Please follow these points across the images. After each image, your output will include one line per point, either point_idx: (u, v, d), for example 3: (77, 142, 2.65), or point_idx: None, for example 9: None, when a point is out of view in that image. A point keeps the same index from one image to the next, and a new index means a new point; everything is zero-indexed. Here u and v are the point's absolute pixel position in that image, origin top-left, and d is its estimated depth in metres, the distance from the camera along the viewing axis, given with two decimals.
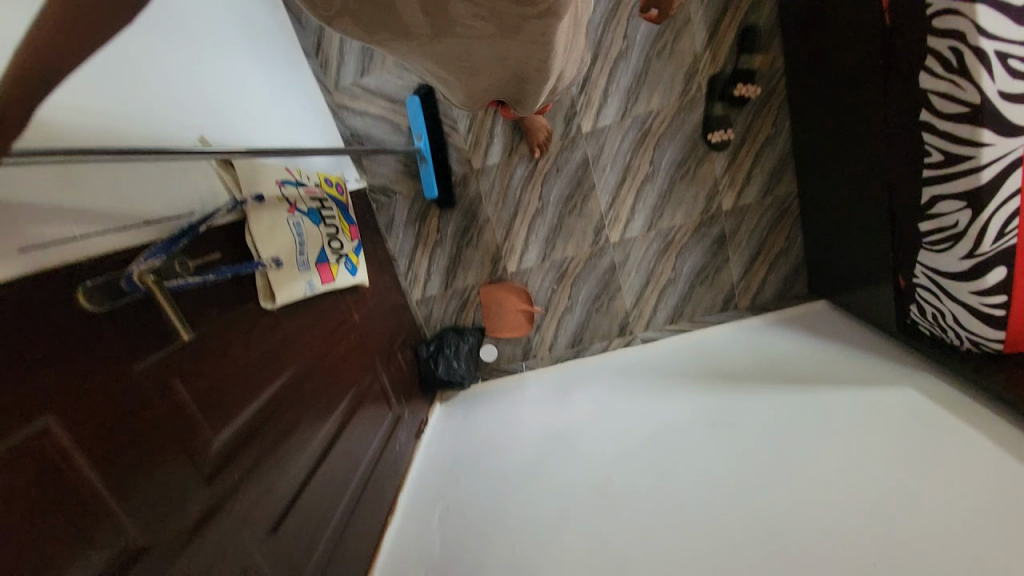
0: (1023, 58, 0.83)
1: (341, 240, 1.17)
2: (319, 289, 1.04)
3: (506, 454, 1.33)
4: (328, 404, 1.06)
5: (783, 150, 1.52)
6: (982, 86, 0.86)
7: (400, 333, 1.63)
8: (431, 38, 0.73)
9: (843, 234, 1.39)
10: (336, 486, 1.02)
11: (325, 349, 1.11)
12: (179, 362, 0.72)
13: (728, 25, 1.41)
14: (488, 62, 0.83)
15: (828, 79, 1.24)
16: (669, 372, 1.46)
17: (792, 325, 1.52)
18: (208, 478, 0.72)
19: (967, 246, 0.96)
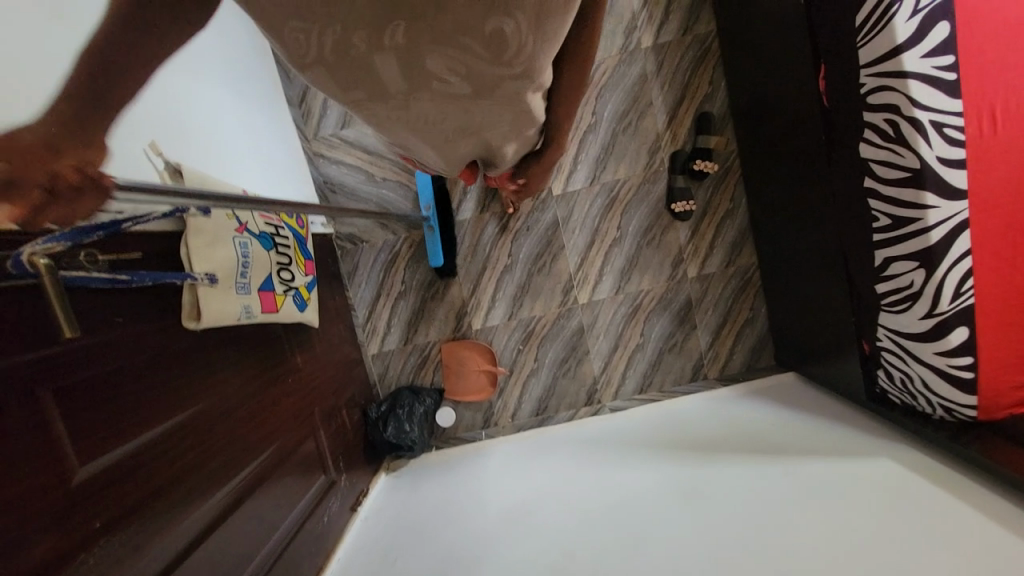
0: (953, 128, 0.93)
1: (292, 271, 1.12)
2: (257, 317, 0.95)
3: (452, 532, 1.14)
4: (245, 452, 0.91)
5: (742, 224, 1.59)
6: (920, 153, 0.93)
7: (350, 387, 1.49)
8: (405, 93, 0.65)
9: (803, 304, 1.41)
10: (238, 556, 0.83)
11: (253, 389, 0.99)
12: (59, 366, 0.62)
13: (686, 110, 1.53)
14: (463, 122, 0.76)
15: (777, 158, 1.34)
16: (636, 440, 1.36)
17: (761, 396, 1.47)
18: (60, 517, 0.57)
19: (926, 304, 0.98)
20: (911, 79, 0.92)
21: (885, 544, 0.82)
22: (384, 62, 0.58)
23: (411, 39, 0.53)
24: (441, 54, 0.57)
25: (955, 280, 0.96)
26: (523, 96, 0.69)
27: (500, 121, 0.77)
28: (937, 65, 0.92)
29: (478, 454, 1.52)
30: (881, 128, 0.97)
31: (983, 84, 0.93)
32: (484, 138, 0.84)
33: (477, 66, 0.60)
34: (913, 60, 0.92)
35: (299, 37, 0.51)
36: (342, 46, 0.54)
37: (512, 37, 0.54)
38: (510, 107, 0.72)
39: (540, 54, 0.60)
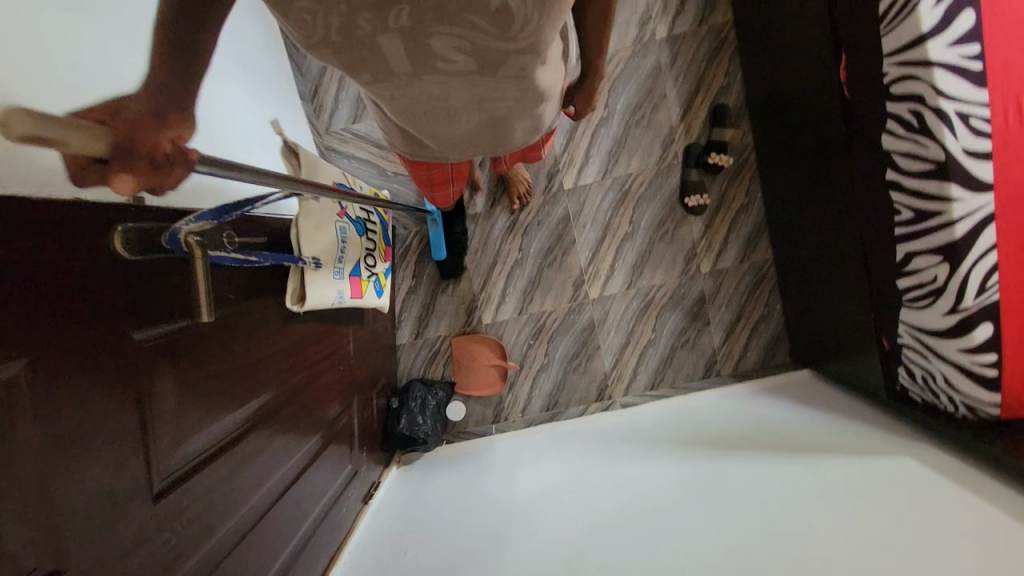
0: (980, 119, 0.90)
1: (375, 258, 1.23)
2: (346, 301, 1.07)
3: (475, 518, 1.17)
4: (298, 437, 0.96)
5: (755, 219, 1.56)
6: (945, 144, 0.90)
7: (379, 374, 1.51)
8: (409, 75, 0.69)
9: (820, 300, 1.38)
10: (275, 538, 0.85)
11: (311, 376, 1.05)
12: (179, 346, 0.69)
13: (700, 102, 1.50)
14: (467, 101, 0.79)
15: (793, 150, 1.32)
16: (652, 435, 1.36)
17: (777, 394, 1.44)
18: (158, 492, 0.62)
19: (950, 300, 0.95)
20: (936, 69, 0.89)
21: (918, 540, 0.81)
22: (387, 47, 0.61)
23: (415, 21, 0.57)
24: (447, 36, 0.61)
25: (981, 275, 0.93)
26: (525, 71, 0.74)
27: (502, 93, 0.79)
28: (966, 54, 0.89)
29: (492, 447, 1.52)
30: (903, 119, 0.94)
31: (1011, 73, 0.90)
32: (490, 117, 0.86)
33: (483, 45, 0.64)
34: (939, 49, 0.89)
35: (304, 18, 0.55)
36: (348, 29, 0.57)
37: (516, 10, 0.59)
38: (511, 81, 0.75)
39: (544, 29, 0.65)
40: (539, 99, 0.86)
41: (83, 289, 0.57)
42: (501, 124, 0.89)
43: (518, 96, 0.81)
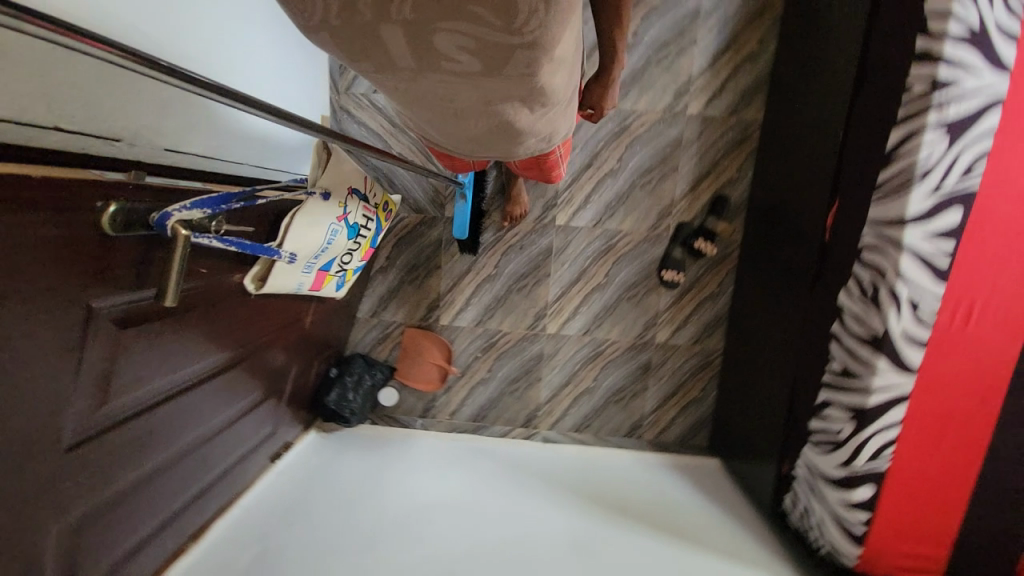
0: (927, 311, 0.95)
1: (353, 257, 1.17)
2: (302, 290, 1.07)
3: (374, 510, 1.22)
4: (225, 399, 0.99)
5: (719, 309, 1.62)
6: (887, 321, 0.96)
7: (325, 343, 1.54)
8: (414, 72, 0.73)
9: (747, 405, 1.46)
10: (172, 489, 0.88)
11: (258, 341, 1.08)
12: (134, 315, 0.72)
13: (707, 186, 1.53)
14: (475, 105, 0.81)
15: (771, 264, 1.37)
16: (559, 478, 1.42)
17: (682, 474, 1.53)
18: (71, 445, 0.65)
19: (844, 455, 1.04)
20: (906, 253, 0.94)
21: None
22: (389, 39, 0.65)
23: (417, 16, 0.60)
24: (449, 36, 0.64)
25: (877, 444, 1.01)
26: (533, 69, 0.72)
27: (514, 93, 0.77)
28: (940, 248, 0.94)
29: (411, 443, 1.56)
30: (866, 285, 0.99)
31: (973, 279, 0.95)
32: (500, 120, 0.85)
33: (484, 44, 0.65)
34: (916, 235, 0.93)
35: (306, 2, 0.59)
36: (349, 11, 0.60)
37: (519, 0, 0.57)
38: (520, 81, 0.74)
39: (549, 23, 0.63)
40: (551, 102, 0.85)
41: (60, 254, 0.60)
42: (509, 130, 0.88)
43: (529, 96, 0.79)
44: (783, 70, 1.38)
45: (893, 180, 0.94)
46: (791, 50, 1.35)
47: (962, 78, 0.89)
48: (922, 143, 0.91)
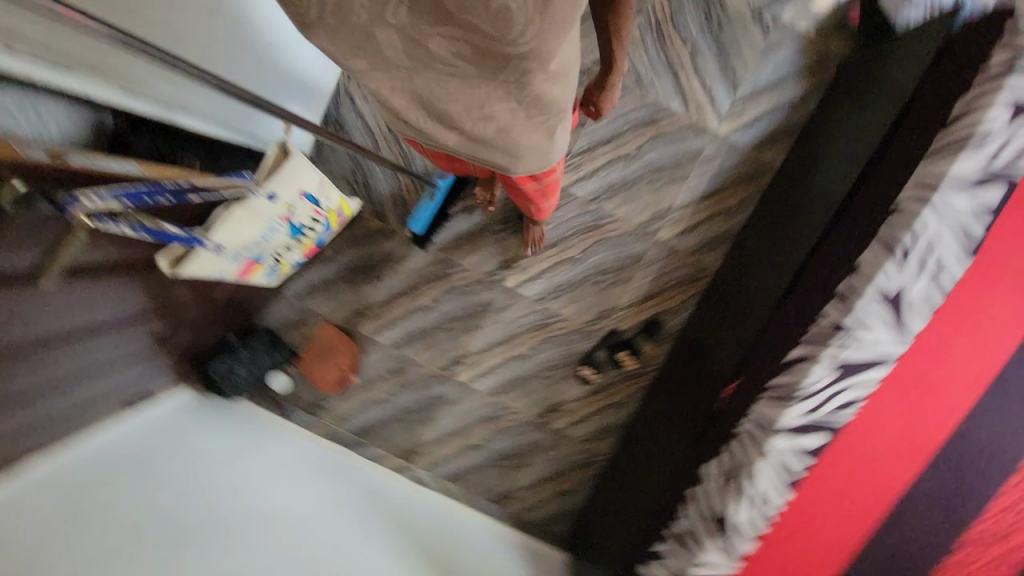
0: (766, 516, 0.99)
1: (292, 251, 1.20)
2: (225, 278, 1.06)
3: (223, 496, 1.18)
4: (74, 356, 0.94)
5: (620, 420, 1.66)
6: (728, 512, 1.00)
7: (235, 310, 1.48)
8: (409, 74, 0.80)
9: (607, 518, 1.51)
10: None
11: (123, 308, 1.02)
12: None
13: (651, 307, 1.59)
14: (465, 112, 0.85)
15: (674, 401, 1.44)
16: (407, 524, 1.42)
17: (525, 558, 1.56)
18: None
19: None
20: (765, 459, 0.98)
21: None
22: (386, 41, 0.75)
23: (413, 15, 0.70)
24: (445, 37, 0.71)
25: None
26: (527, 79, 0.76)
27: (509, 100, 0.81)
28: (795, 464, 0.97)
29: (280, 436, 1.53)
30: (726, 469, 1.04)
31: (814, 504, 0.98)
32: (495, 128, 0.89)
33: (479, 45, 0.70)
34: (780, 446, 0.97)
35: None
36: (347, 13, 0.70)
37: (515, 10, 0.63)
38: (514, 90, 0.78)
39: (545, 36, 0.67)
40: (550, 115, 0.86)
41: None
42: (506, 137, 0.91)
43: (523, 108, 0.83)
44: (752, 236, 1.48)
45: (779, 389, 0.99)
46: (768, 223, 1.43)
47: (863, 327, 0.93)
48: (811, 369, 0.96)
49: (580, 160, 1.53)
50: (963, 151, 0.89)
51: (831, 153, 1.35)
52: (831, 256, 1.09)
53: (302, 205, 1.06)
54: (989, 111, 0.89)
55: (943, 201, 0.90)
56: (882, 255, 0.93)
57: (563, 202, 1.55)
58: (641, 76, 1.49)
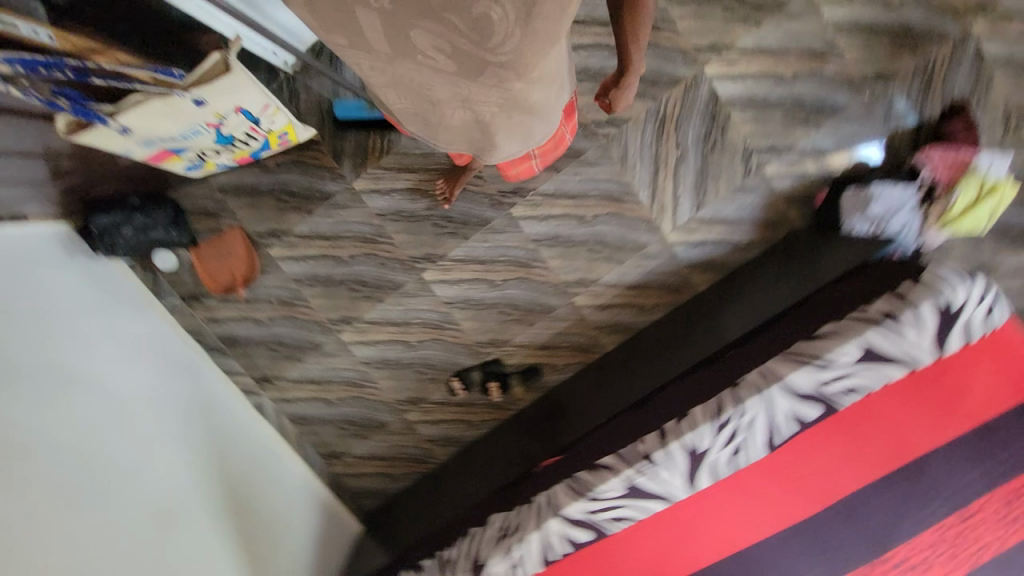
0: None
1: (220, 155, 1.28)
2: (135, 155, 1.16)
3: (45, 348, 1.18)
4: None
5: (468, 439, 1.74)
6: (488, 562, 1.11)
7: None
8: (390, 57, 0.84)
9: (411, 516, 1.61)
10: None
11: None
12: None
13: (538, 355, 1.68)
14: (447, 98, 0.92)
15: (517, 446, 1.56)
16: (223, 440, 1.47)
17: (322, 516, 1.64)
18: None
19: None
20: (537, 531, 1.09)
21: None
22: (368, 22, 0.77)
23: (394, 11, 0.72)
24: (426, 31, 0.75)
25: None
26: (505, 85, 0.82)
27: (487, 98, 0.88)
28: (560, 546, 1.09)
29: (137, 311, 1.52)
30: (507, 526, 1.15)
31: None
32: (472, 119, 0.97)
33: (460, 44, 0.75)
34: (555, 526, 1.08)
35: None
36: None
37: (495, 22, 0.68)
38: (491, 90, 0.85)
39: (522, 49, 0.73)
40: (529, 111, 0.95)
41: None
42: (486, 127, 0.98)
43: (501, 102, 0.88)
44: (650, 341, 1.58)
45: (579, 482, 1.09)
46: (670, 338, 1.54)
47: (661, 466, 1.04)
48: (608, 479, 1.06)
49: (540, 201, 1.58)
50: (804, 366, 1.00)
51: (748, 304, 1.45)
52: (680, 391, 1.20)
53: (234, 120, 1.14)
54: (844, 345, 0.99)
55: (771, 396, 1.01)
56: (705, 416, 1.04)
57: (508, 229, 1.60)
58: (626, 156, 1.55)
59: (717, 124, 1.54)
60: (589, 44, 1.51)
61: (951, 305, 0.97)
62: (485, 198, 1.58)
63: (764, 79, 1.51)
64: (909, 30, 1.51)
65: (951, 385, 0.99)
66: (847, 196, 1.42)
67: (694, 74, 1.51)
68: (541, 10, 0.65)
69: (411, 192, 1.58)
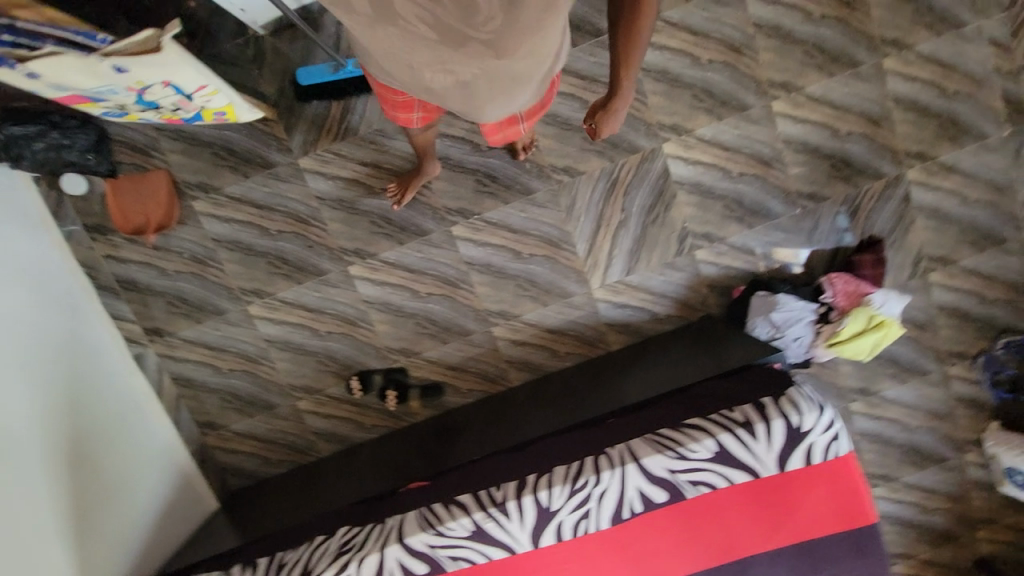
0: None
1: (144, 112, 1.24)
2: (42, 93, 1.12)
3: None
4: None
5: (356, 440, 1.70)
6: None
7: None
8: (371, 20, 0.76)
9: (269, 506, 1.53)
10: None
11: None
12: None
13: (443, 374, 1.67)
14: (428, 71, 0.84)
15: (397, 458, 1.52)
16: (80, 388, 1.40)
17: (178, 484, 1.57)
18: None
19: None
20: (375, 554, 1.09)
21: None
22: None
23: None
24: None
25: None
26: (488, 58, 0.78)
27: (471, 71, 0.82)
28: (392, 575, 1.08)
29: (26, 229, 1.42)
30: (348, 542, 1.14)
31: None
32: (449, 94, 0.90)
33: (447, 23, 0.72)
34: (394, 552, 1.08)
35: None
36: None
37: None
38: (476, 62, 0.79)
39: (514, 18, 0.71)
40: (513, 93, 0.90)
41: None
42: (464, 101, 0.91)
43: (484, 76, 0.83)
44: (555, 385, 1.61)
45: (432, 513, 1.11)
46: (573, 386, 1.57)
47: (512, 518, 1.07)
48: (457, 517, 1.08)
49: (482, 226, 1.59)
50: (660, 451, 1.08)
51: (649, 368, 1.50)
52: (555, 442, 1.22)
53: (163, 91, 1.12)
54: (699, 440, 1.07)
55: (628, 472, 1.07)
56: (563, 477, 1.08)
57: (444, 245, 1.60)
58: (573, 206, 1.60)
59: (663, 199, 1.61)
60: (563, 92, 1.55)
61: (799, 426, 1.06)
62: (430, 209, 1.58)
63: (713, 171, 1.60)
64: (851, 160, 1.62)
65: (785, 497, 1.07)
66: (758, 298, 1.52)
67: (652, 148, 1.58)
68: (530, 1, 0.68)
69: (357, 183, 1.55)
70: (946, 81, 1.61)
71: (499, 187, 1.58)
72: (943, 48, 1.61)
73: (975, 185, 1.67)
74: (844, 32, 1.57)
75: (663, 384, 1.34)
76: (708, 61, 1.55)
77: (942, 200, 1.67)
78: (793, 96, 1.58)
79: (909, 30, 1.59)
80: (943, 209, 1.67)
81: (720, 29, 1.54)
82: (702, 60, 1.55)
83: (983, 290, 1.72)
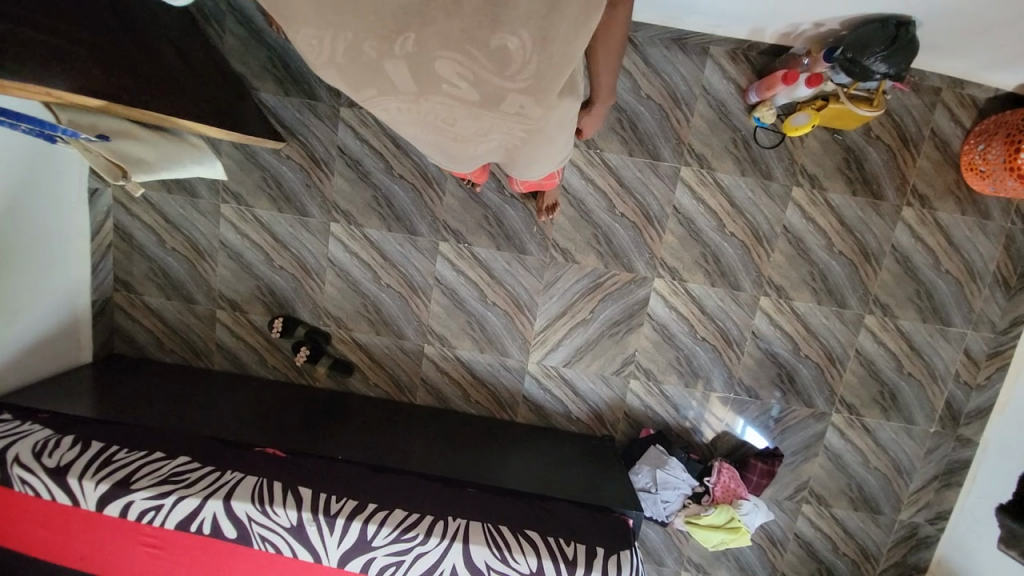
0: (151, 512, 1.14)
1: None
2: None
3: None
4: None
5: (253, 371, 1.71)
6: (137, 490, 1.14)
7: None
8: (416, 96, 0.77)
9: (141, 385, 1.54)
10: None
11: None
12: None
13: (361, 359, 1.70)
14: (473, 133, 0.86)
15: (277, 407, 1.54)
16: (20, 195, 1.37)
17: (52, 334, 1.51)
18: None
19: (40, 464, 1.16)
20: (199, 499, 1.14)
21: None
22: (394, 71, 0.72)
23: (419, 47, 0.68)
24: (452, 58, 0.68)
25: (54, 493, 1.16)
26: (525, 111, 0.78)
27: (528, 121, 0.81)
28: (204, 524, 1.15)
29: None
30: (181, 473, 1.19)
31: (182, 543, 1.17)
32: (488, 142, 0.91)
33: (483, 79, 0.70)
34: (216, 506, 1.14)
35: (310, 42, 0.72)
36: (354, 51, 0.71)
37: (512, 50, 0.66)
38: (509, 117, 0.79)
39: (540, 57, 0.67)
40: (555, 128, 0.87)
41: None
42: (511, 149, 0.94)
43: (524, 129, 0.83)
44: (451, 422, 1.65)
45: (267, 490, 1.17)
46: (466, 431, 1.62)
47: (332, 534, 1.14)
48: (286, 508, 1.14)
49: (467, 257, 1.63)
50: (488, 547, 1.15)
51: (535, 453, 1.56)
52: (411, 482, 1.28)
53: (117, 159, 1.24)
54: (524, 556, 1.15)
55: (451, 549, 1.14)
56: (395, 518, 1.16)
57: (425, 252, 1.63)
58: (552, 285, 1.66)
59: (630, 322, 1.68)
60: (599, 187, 1.61)
61: None
62: (430, 216, 1.61)
63: (683, 323, 1.69)
64: (796, 380, 1.74)
65: None
66: (655, 448, 1.63)
67: (645, 276, 1.66)
68: (560, 30, 0.64)
69: (381, 156, 1.57)
70: (910, 361, 1.72)
71: (500, 232, 1.62)
72: (921, 333, 1.71)
73: (882, 456, 1.79)
74: (850, 275, 1.67)
75: (535, 480, 1.41)
76: (730, 233, 1.64)
77: (849, 451, 1.79)
78: (781, 302, 1.69)
79: (904, 304, 1.69)
80: (845, 460, 1.79)
81: (755, 214, 1.63)
82: (726, 229, 1.64)
83: (840, 542, 1.85)
